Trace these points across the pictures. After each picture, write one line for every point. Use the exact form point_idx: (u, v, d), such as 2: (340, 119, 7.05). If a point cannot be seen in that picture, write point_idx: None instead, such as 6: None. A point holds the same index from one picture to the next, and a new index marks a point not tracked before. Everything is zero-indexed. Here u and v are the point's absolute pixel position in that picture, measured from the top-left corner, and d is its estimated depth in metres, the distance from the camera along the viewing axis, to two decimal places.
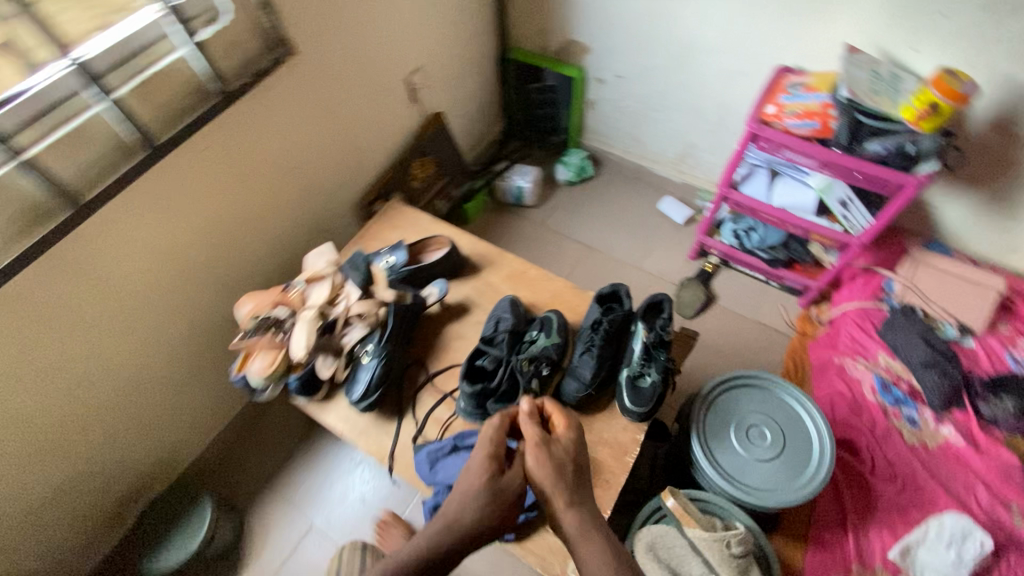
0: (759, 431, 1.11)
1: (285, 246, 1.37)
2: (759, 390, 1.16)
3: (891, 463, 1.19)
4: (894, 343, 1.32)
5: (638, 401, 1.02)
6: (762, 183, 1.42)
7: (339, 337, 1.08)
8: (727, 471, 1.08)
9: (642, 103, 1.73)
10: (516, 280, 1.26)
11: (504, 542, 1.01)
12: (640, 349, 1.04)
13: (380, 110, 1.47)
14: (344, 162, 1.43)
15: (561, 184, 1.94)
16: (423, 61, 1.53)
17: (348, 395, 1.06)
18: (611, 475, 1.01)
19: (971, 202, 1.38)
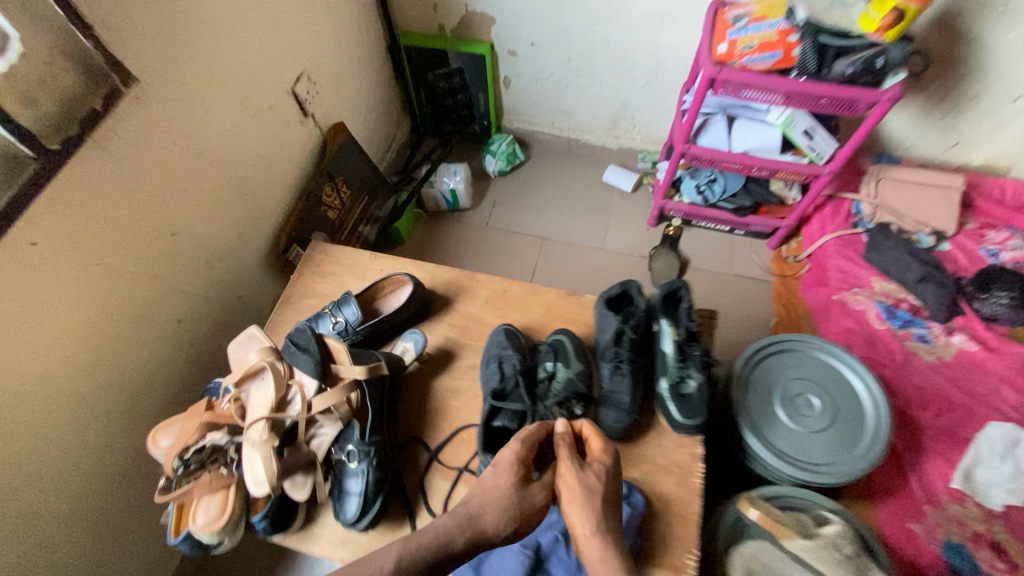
0: (807, 399, 1.01)
1: (190, 333, 1.05)
2: (791, 354, 1.06)
3: (921, 387, 1.15)
4: (884, 264, 1.29)
5: (690, 411, 0.86)
6: (719, 131, 1.31)
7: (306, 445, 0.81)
8: (788, 454, 0.96)
9: (563, 69, 1.56)
10: (498, 304, 1.05)
11: None
12: (674, 351, 0.89)
13: (270, 136, 1.17)
14: (239, 209, 1.12)
15: (494, 177, 1.74)
16: (307, 66, 1.24)
17: (337, 515, 0.79)
18: (684, 505, 0.84)
19: (918, 107, 1.36)
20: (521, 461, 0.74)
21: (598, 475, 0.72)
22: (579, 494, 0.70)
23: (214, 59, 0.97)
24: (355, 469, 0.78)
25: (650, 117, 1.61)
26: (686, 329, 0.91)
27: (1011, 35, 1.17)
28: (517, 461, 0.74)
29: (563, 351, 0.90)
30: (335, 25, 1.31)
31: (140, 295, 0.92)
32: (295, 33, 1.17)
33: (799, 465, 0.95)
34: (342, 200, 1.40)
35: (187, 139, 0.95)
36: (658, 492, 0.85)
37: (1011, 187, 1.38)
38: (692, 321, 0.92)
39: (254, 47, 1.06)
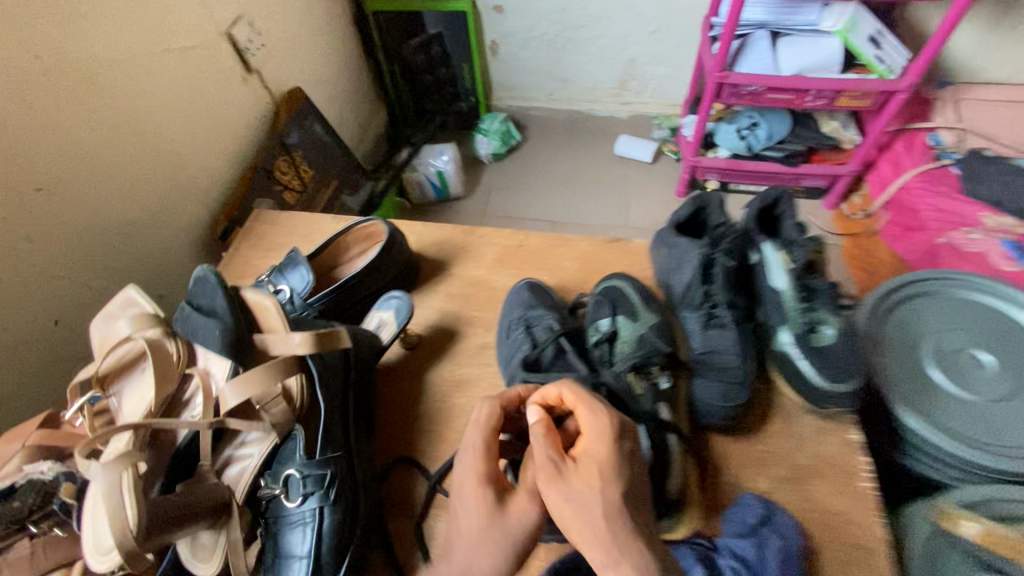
0: (974, 356, 0.69)
1: (72, 340, 0.73)
2: (929, 301, 0.75)
3: None
4: (993, 194, 1.01)
5: (837, 372, 0.54)
6: (762, 54, 1.07)
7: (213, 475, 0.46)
8: (970, 437, 0.64)
9: (560, 23, 1.34)
10: (514, 263, 0.74)
11: None
12: (794, 283, 0.58)
13: (197, 85, 0.90)
14: (152, 173, 0.82)
15: (487, 161, 1.48)
16: (246, 7, 0.98)
17: None
18: (852, 530, 0.51)
19: (986, 17, 1.12)
20: (487, 476, 0.43)
21: (593, 478, 0.40)
22: (576, 521, 0.40)
23: None
24: (296, 515, 0.45)
25: (664, 71, 1.39)
26: (801, 255, 0.61)
27: None
28: (481, 474, 0.43)
29: (622, 300, 0.59)
30: None
31: None
32: None
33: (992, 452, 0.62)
34: (302, 180, 1.11)
35: (53, 57, 0.67)
36: (806, 509, 0.52)
37: None
38: (807, 243, 0.62)
39: None
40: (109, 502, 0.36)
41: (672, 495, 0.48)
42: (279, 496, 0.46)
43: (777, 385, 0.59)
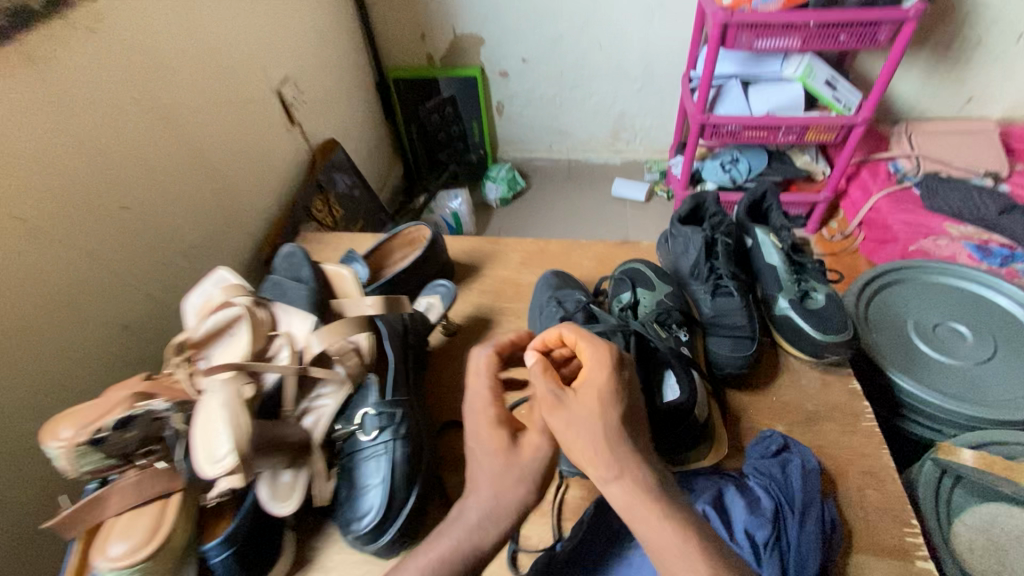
0: (951, 328, 0.78)
1: (136, 345, 0.79)
2: (906, 285, 0.84)
3: None
4: (954, 208, 1.16)
5: (830, 326, 0.63)
6: (737, 99, 1.24)
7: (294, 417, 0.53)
8: (962, 394, 0.70)
9: (558, 84, 1.53)
10: (537, 263, 0.83)
11: None
12: (785, 257, 0.67)
13: (253, 130, 1.03)
14: (213, 202, 0.93)
15: (495, 205, 1.62)
16: (293, 69, 1.14)
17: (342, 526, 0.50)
18: (868, 461, 0.56)
19: (923, 64, 1.32)
20: (502, 419, 0.46)
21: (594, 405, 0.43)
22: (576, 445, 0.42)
23: (185, 21, 0.85)
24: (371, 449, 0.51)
25: (651, 121, 1.57)
26: (788, 236, 0.71)
27: None
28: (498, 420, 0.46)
29: (640, 276, 0.68)
30: (325, 41, 1.26)
31: (66, 279, 0.69)
32: (281, 31, 1.09)
33: (984, 404, 0.69)
34: (334, 218, 1.23)
35: (147, 99, 0.79)
36: (820, 446, 0.58)
37: None
38: (790, 228, 0.72)
39: (235, 28, 0.97)
40: (231, 410, 0.44)
41: (701, 426, 0.54)
42: (354, 435, 0.52)
43: (780, 347, 0.67)
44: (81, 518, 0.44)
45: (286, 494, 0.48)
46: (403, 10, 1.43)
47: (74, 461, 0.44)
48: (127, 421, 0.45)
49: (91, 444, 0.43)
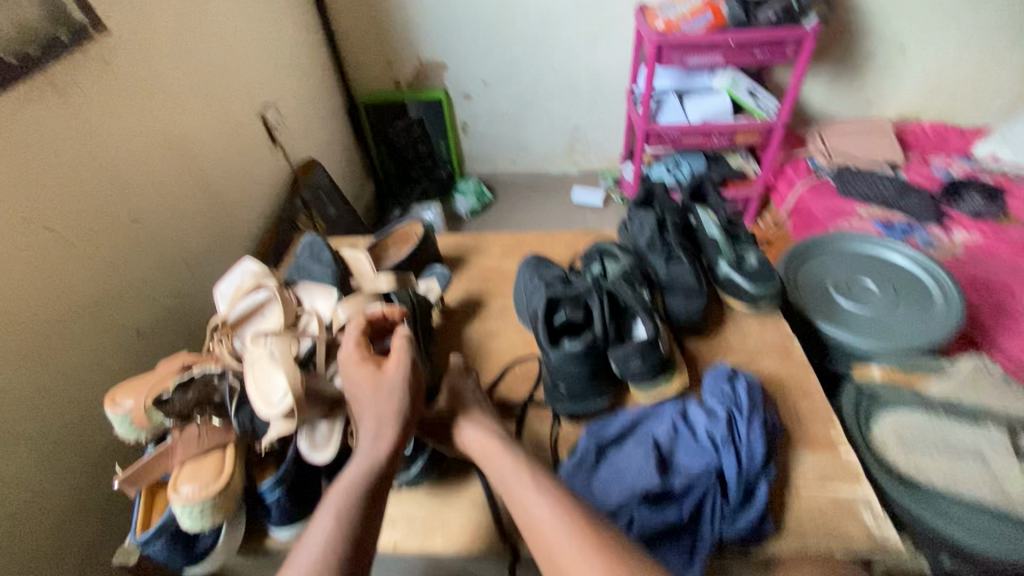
0: (862, 284, 0.94)
1: (149, 350, 0.85)
2: (825, 253, 1.00)
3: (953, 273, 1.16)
4: (863, 193, 1.37)
5: (762, 280, 0.77)
6: (675, 109, 1.41)
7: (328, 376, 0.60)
8: (874, 333, 0.85)
9: (517, 104, 1.68)
10: (517, 252, 0.95)
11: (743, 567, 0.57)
12: (722, 229, 0.82)
13: (243, 151, 1.11)
14: (210, 216, 1.00)
15: (465, 217, 1.75)
16: (275, 96, 1.23)
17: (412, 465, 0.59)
18: (800, 383, 0.70)
19: (826, 76, 1.54)
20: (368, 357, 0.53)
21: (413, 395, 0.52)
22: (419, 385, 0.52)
23: (182, 52, 0.94)
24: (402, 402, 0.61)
25: (602, 134, 1.74)
26: (723, 214, 0.86)
27: None
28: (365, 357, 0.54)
29: (606, 252, 0.80)
30: (300, 69, 1.35)
31: (91, 285, 0.75)
32: (263, 60, 1.19)
33: (890, 339, 0.84)
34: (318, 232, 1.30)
35: (152, 121, 0.87)
36: (762, 375, 0.71)
37: (928, 126, 1.58)
38: (725, 207, 0.88)
39: (223, 58, 1.05)
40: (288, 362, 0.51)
41: (665, 359, 0.66)
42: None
43: (725, 303, 0.80)
44: (154, 466, 0.52)
45: (324, 443, 0.56)
46: (370, 40, 1.55)
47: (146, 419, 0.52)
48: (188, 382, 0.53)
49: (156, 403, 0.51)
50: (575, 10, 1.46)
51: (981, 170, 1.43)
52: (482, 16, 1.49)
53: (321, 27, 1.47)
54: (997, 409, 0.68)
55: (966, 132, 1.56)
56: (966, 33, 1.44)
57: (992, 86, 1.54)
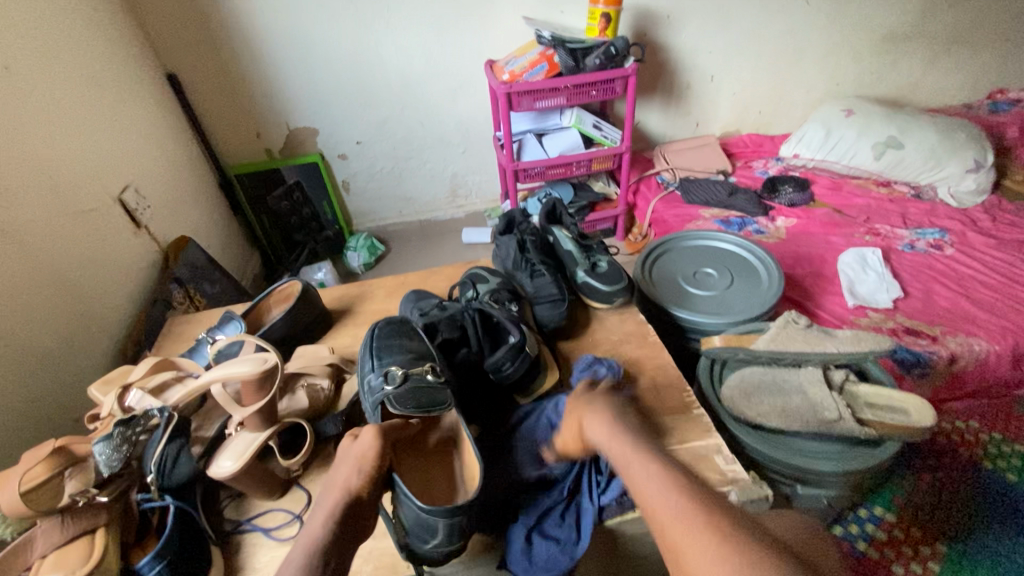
0: (704, 272, 1.09)
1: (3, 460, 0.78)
2: (673, 251, 1.15)
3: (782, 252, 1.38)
4: (703, 198, 1.59)
5: (612, 280, 0.88)
6: (535, 147, 1.57)
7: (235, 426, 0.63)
8: (717, 312, 1.00)
9: (393, 158, 1.76)
10: (401, 291, 0.99)
11: (631, 528, 0.63)
12: (575, 243, 0.93)
13: (102, 238, 1.06)
14: (69, 307, 0.94)
15: (360, 271, 1.77)
16: (134, 177, 1.20)
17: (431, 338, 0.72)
18: (657, 361, 0.81)
19: (658, 105, 1.80)
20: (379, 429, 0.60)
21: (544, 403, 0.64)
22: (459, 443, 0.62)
23: (19, 143, 0.90)
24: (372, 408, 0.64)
25: (480, 177, 1.86)
26: (576, 231, 0.98)
27: (686, 35, 1.66)
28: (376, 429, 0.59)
29: (477, 277, 0.87)
30: (159, 149, 1.33)
31: None
32: (117, 144, 1.17)
33: (731, 313, 0.98)
34: (196, 308, 1.26)
35: None
36: (626, 360, 0.81)
37: (746, 137, 1.88)
38: (577, 225, 1.00)
39: (69, 146, 1.03)
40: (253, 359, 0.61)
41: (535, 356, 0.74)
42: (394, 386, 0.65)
43: (588, 305, 0.91)
44: (18, 563, 0.51)
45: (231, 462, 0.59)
46: (234, 113, 1.57)
47: (27, 505, 0.50)
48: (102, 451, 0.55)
49: (46, 477, 0.51)
50: (432, 68, 1.59)
51: (790, 167, 1.72)
52: (345, 82, 1.57)
53: (178, 106, 1.47)
54: (810, 350, 0.80)
55: (776, 138, 1.88)
56: (756, 61, 1.76)
57: (786, 100, 1.88)
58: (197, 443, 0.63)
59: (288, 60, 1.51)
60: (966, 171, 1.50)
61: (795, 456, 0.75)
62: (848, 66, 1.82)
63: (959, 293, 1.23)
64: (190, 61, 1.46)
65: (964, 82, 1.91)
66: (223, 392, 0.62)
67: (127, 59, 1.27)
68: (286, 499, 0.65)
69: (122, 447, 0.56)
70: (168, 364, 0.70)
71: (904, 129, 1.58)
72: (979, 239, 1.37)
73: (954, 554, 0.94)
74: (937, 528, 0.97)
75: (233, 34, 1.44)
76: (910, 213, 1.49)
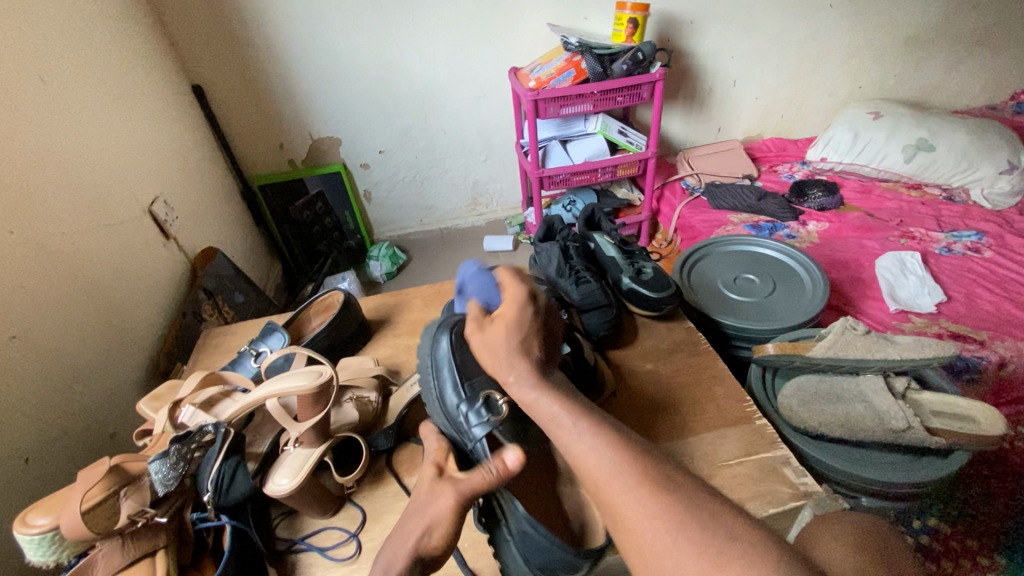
0: (745, 277, 1.07)
1: (41, 478, 0.76)
2: (711, 257, 1.13)
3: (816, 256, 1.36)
4: (731, 203, 1.58)
5: (660, 287, 0.85)
6: (560, 153, 1.55)
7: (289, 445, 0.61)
8: (762, 318, 0.98)
9: (415, 167, 1.75)
10: (439, 301, 0.96)
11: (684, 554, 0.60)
12: (618, 249, 0.91)
13: (133, 251, 1.05)
14: (102, 320, 0.93)
15: (382, 281, 1.75)
16: (162, 189, 1.19)
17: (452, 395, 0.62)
18: (712, 370, 0.78)
19: (681, 111, 1.78)
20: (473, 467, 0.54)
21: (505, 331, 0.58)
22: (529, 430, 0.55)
23: (52, 156, 0.89)
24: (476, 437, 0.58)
25: (501, 185, 1.85)
26: (617, 237, 0.97)
27: (710, 40, 1.65)
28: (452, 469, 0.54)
29: None
30: (185, 160, 1.32)
31: None
32: (145, 155, 1.16)
33: (778, 319, 0.96)
34: (225, 320, 1.24)
35: (25, 231, 0.80)
36: (678, 369, 0.79)
37: (769, 142, 1.87)
38: (617, 231, 0.98)
39: (101, 158, 1.02)
40: (310, 372, 0.60)
41: (590, 364, 0.72)
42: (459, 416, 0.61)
43: (635, 313, 0.88)
44: None
45: (289, 477, 0.57)
46: (258, 124, 1.57)
47: (86, 528, 0.48)
48: (159, 471, 0.53)
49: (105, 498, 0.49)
50: (455, 76, 1.58)
51: (816, 171, 1.70)
52: (368, 91, 1.57)
53: (202, 117, 1.46)
54: (869, 358, 0.78)
55: (800, 142, 1.86)
56: (779, 65, 1.75)
57: (809, 104, 1.86)
58: (252, 459, 0.63)
59: (310, 70, 1.50)
60: (999, 173, 1.48)
61: (860, 469, 0.71)
62: (872, 68, 1.81)
63: (1002, 296, 1.20)
64: (214, 72, 1.45)
65: (987, 83, 1.89)
66: (277, 406, 0.60)
67: (153, 70, 1.26)
68: (340, 517, 0.63)
69: (178, 467, 0.54)
70: (215, 379, 0.68)
71: (933, 131, 1.56)
72: (1017, 241, 1.34)
73: (1015, 567, 0.90)
74: (996, 539, 0.93)
75: (258, 45, 1.43)
76: (944, 216, 1.47)
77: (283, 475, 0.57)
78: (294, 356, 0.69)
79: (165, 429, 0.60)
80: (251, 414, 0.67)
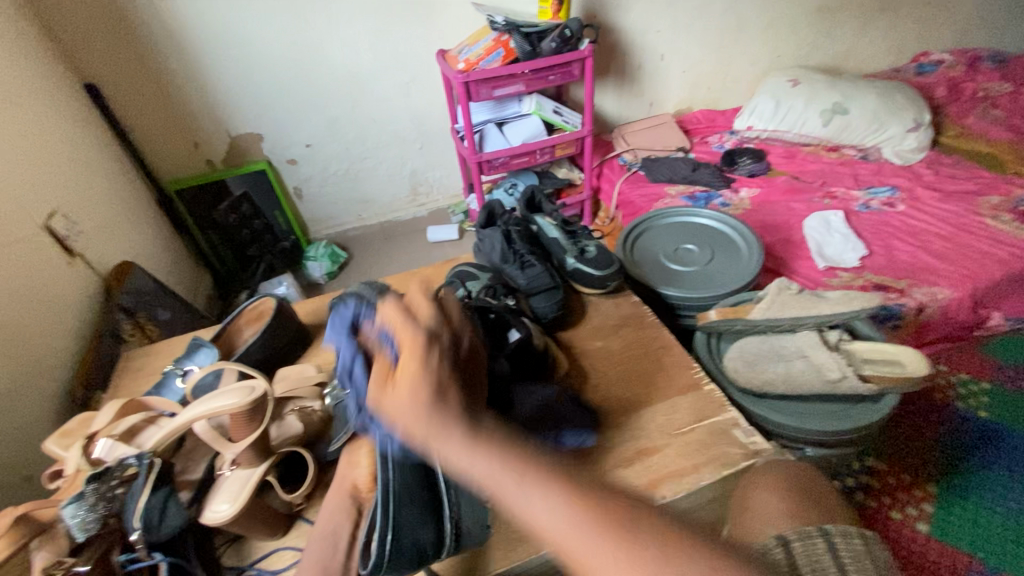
0: (686, 248, 1.09)
1: None
2: (652, 230, 1.14)
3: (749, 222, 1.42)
4: (666, 175, 1.61)
5: (604, 265, 0.85)
6: (497, 136, 1.52)
7: (224, 469, 0.56)
8: (705, 287, 1.00)
9: (348, 159, 1.67)
10: None
11: None
12: (560, 231, 0.90)
13: (36, 274, 0.95)
14: (7, 352, 0.83)
15: (324, 282, 1.68)
16: (60, 201, 1.07)
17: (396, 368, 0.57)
18: (658, 341, 0.79)
19: (612, 87, 1.80)
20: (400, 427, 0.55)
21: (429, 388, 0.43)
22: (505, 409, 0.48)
23: None
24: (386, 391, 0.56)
25: (440, 173, 1.80)
26: (558, 217, 0.96)
27: (636, 15, 1.66)
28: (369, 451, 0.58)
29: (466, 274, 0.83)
30: (86, 170, 1.20)
31: None
32: (37, 165, 1.04)
33: (720, 286, 0.98)
34: (150, 339, 1.15)
35: None
36: (626, 344, 0.79)
37: (698, 114, 1.92)
38: (558, 212, 0.98)
39: None
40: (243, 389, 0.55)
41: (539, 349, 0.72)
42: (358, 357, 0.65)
43: (581, 291, 0.88)
44: None
45: (225, 506, 0.53)
46: (169, 124, 1.45)
47: None
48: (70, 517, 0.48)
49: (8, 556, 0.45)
50: (381, 62, 1.51)
51: (744, 140, 1.76)
52: (290, 83, 1.48)
53: (102, 118, 1.33)
54: (804, 313, 0.82)
55: (727, 113, 1.93)
56: (703, 37, 1.78)
57: (734, 74, 1.92)
58: (186, 488, 0.57)
59: (224, 61, 1.40)
60: (906, 131, 1.59)
61: (803, 419, 0.76)
62: (788, 37, 1.88)
63: (915, 246, 1.29)
64: (111, 69, 1.32)
65: (891, 48, 2.01)
66: (208, 428, 0.56)
67: (38, 68, 1.13)
68: (291, 536, 0.60)
69: (89, 510, 0.49)
70: (136, 405, 0.62)
71: (846, 95, 1.65)
72: (926, 195, 1.45)
73: (943, 493, 0.98)
74: (925, 471, 1.01)
75: (161, 34, 1.31)
76: (861, 175, 1.56)
77: (221, 505, 0.53)
78: (224, 371, 0.64)
79: (83, 463, 0.55)
80: (179, 436, 0.62)
